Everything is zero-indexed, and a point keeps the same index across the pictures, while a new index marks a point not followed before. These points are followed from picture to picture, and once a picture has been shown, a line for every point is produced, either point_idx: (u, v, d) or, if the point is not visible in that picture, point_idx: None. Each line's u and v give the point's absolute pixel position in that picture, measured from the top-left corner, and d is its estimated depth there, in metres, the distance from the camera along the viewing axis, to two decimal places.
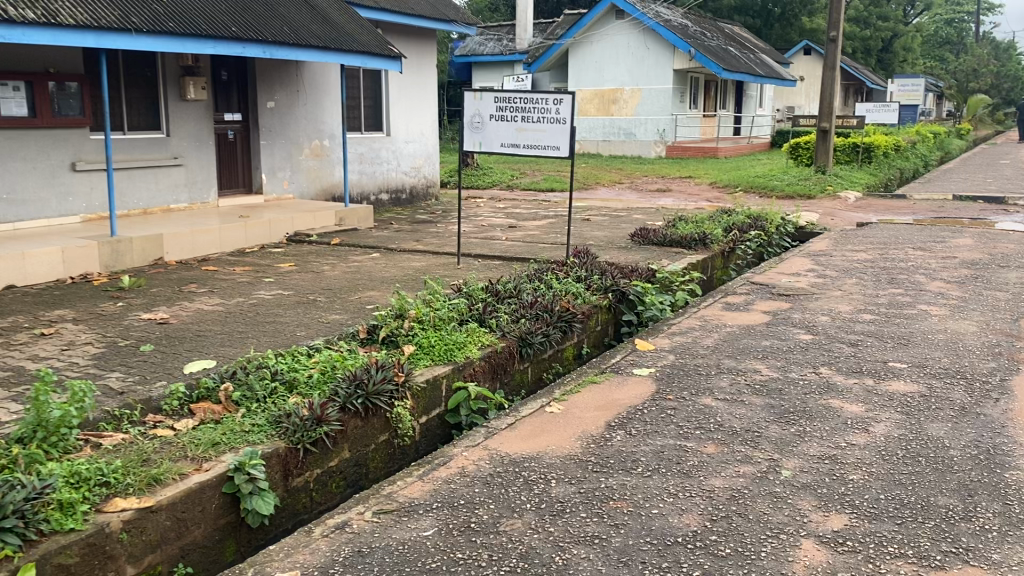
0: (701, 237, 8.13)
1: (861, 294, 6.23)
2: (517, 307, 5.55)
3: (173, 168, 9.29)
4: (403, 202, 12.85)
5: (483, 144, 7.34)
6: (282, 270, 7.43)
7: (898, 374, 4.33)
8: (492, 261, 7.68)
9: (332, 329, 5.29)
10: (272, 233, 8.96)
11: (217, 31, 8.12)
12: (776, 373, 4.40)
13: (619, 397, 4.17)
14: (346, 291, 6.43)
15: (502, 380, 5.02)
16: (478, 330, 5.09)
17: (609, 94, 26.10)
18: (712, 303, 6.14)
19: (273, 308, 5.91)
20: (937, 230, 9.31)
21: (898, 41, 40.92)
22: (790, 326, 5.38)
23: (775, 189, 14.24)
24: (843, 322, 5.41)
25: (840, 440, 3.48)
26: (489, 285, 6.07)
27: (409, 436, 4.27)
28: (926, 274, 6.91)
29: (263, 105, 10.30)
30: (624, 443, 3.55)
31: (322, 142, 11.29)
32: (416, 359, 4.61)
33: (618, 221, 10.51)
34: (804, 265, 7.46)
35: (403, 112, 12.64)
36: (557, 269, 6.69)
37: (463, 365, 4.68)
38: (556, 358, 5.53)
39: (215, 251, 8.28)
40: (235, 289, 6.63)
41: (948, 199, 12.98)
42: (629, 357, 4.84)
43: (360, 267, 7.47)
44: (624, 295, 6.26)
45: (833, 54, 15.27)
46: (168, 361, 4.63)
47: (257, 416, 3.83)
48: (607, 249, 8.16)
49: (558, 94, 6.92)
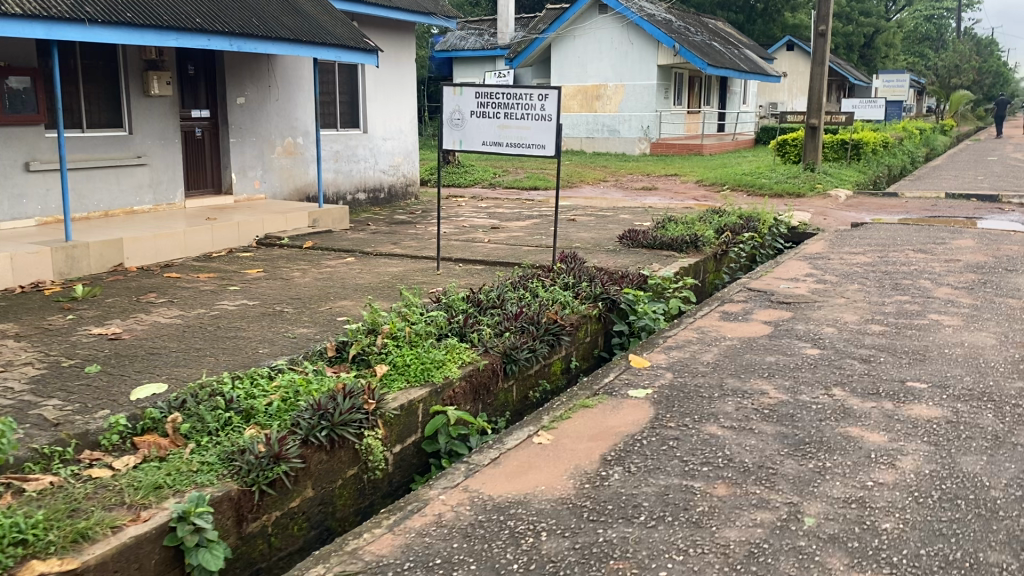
0: (692, 239, 7.75)
1: (865, 301, 5.86)
2: (501, 319, 5.13)
3: (136, 168, 8.80)
4: (380, 202, 12.40)
5: (463, 142, 6.92)
6: (250, 277, 6.96)
7: (919, 396, 3.94)
8: (473, 266, 7.26)
9: (298, 346, 4.85)
10: (240, 236, 8.49)
11: (179, 22, 7.63)
12: (785, 396, 4.01)
13: (614, 424, 3.77)
14: (316, 301, 5.97)
15: (485, 401, 4.60)
16: (459, 346, 4.66)
17: (593, 89, 25.70)
18: (709, 312, 5.74)
19: (236, 322, 5.45)
20: (935, 230, 8.97)
21: (881, 37, 41.29)
22: (795, 339, 4.99)
23: (763, 187, 13.90)
24: (851, 334, 5.03)
25: (867, 478, 3.09)
26: (470, 294, 5.63)
27: (381, 469, 3.85)
28: (931, 279, 6.55)
29: (232, 101, 9.81)
30: (623, 483, 3.14)
31: (295, 139, 10.81)
32: (391, 382, 4.18)
33: (604, 222, 10.12)
34: (801, 269, 7.10)
35: (380, 108, 12.17)
36: (542, 275, 6.27)
37: (441, 387, 4.26)
38: (543, 373, 5.13)
39: (179, 256, 7.81)
40: (197, 299, 6.17)
41: (941, 197, 12.67)
42: (624, 376, 4.42)
43: (333, 273, 7.03)
44: (614, 304, 5.89)
45: (821, 49, 14.92)
46: (114, 385, 4.18)
47: (208, 453, 3.39)
48: (594, 253, 7.76)
49: (543, 89, 6.48)
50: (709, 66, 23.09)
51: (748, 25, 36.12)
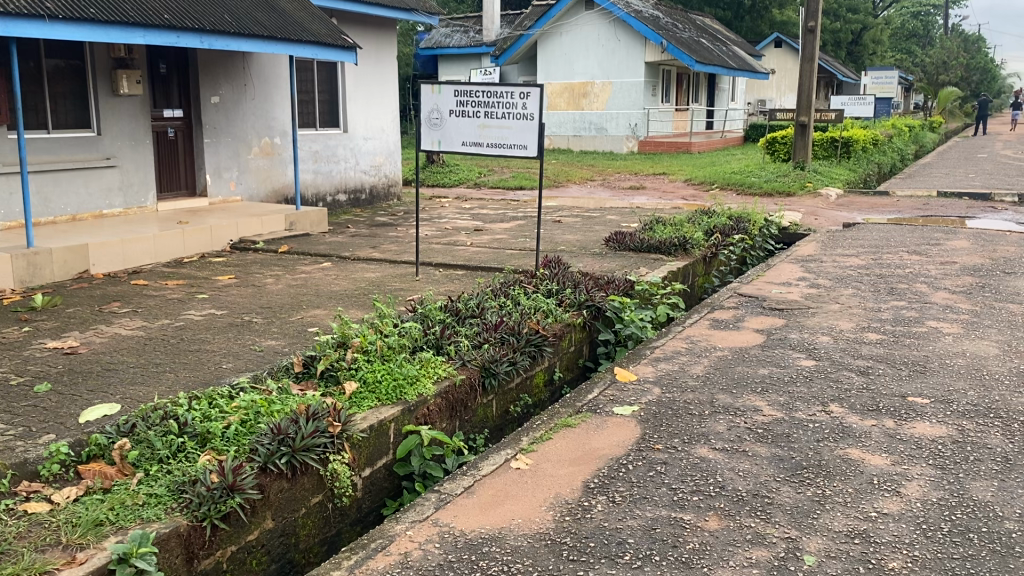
0: (681, 242, 7.52)
1: (860, 307, 5.64)
2: (480, 329, 4.88)
3: (105, 170, 8.49)
4: (362, 203, 12.13)
5: (443, 142, 6.66)
6: (220, 283, 6.69)
7: (921, 413, 3.71)
8: (454, 271, 7.00)
9: (265, 360, 4.58)
10: (213, 240, 8.20)
11: (147, 19, 7.33)
12: (780, 414, 3.77)
13: (598, 446, 3.52)
14: (287, 311, 5.70)
15: (462, 418, 4.35)
16: (434, 360, 4.40)
17: (580, 87, 25.46)
18: (698, 320, 5.50)
19: (200, 334, 5.17)
20: (929, 230, 8.77)
21: (869, 34, 40.79)
22: (789, 349, 4.75)
23: (753, 186, 13.69)
24: (847, 344, 4.79)
25: (870, 508, 2.85)
26: (448, 303, 5.37)
27: (349, 495, 3.59)
28: (928, 282, 6.33)
29: (206, 100, 9.51)
30: (607, 515, 2.89)
31: (272, 140, 10.52)
32: (360, 401, 3.92)
33: (591, 224, 9.88)
34: (794, 273, 6.87)
35: (361, 107, 11.88)
36: (525, 281, 6.02)
37: (415, 405, 4.00)
38: (525, 387, 4.88)
39: (149, 261, 7.53)
40: (163, 308, 5.89)
41: (932, 196, 12.49)
42: (609, 391, 4.16)
43: (308, 279, 6.75)
44: (600, 312, 5.65)
45: (810, 46, 14.70)
46: (63, 405, 3.90)
47: (157, 484, 3.12)
48: (579, 256, 7.52)
49: (524, 87, 6.20)
50: (697, 63, 22.86)
51: (736, 22, 35.90)
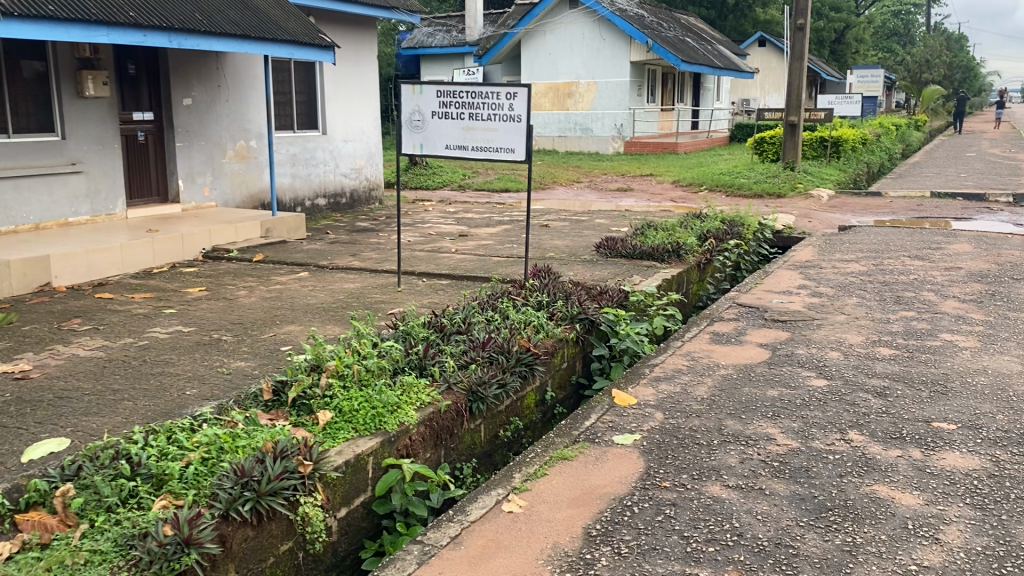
0: (675, 248, 7.21)
1: (868, 319, 5.33)
2: (466, 346, 4.53)
3: (71, 177, 8.08)
4: (342, 207, 11.76)
5: (425, 145, 6.31)
6: (190, 296, 6.30)
7: (950, 441, 3.40)
8: (438, 281, 6.64)
9: (234, 385, 4.22)
10: (185, 249, 7.80)
11: (111, 16, 6.92)
12: (796, 443, 3.45)
13: (598, 482, 3.19)
14: (260, 327, 5.33)
15: (448, 446, 4.01)
16: (417, 383, 4.05)
17: (564, 87, 25.15)
18: (698, 334, 5.18)
19: (165, 355, 4.79)
20: (928, 233, 8.49)
21: (852, 32, 40.78)
22: (797, 367, 4.43)
23: (742, 187, 13.42)
24: (859, 361, 4.48)
25: (909, 561, 2.53)
26: (432, 317, 5.02)
27: (322, 540, 3.25)
28: (935, 290, 6.05)
29: (178, 102, 9.12)
30: (613, 571, 2.56)
31: (247, 142, 10.13)
32: (335, 433, 3.59)
33: (579, 228, 9.55)
34: (793, 280, 6.57)
35: (340, 108, 11.50)
36: (513, 293, 5.67)
37: (395, 436, 3.67)
38: (515, 409, 4.54)
39: (115, 273, 7.13)
40: (126, 325, 5.50)
41: (925, 196, 12.25)
42: (608, 417, 3.83)
43: (282, 291, 6.38)
44: (593, 325, 5.32)
45: (800, 44, 14.38)
46: (7, 441, 3.52)
47: (102, 538, 2.75)
48: (569, 264, 7.19)
49: (511, 87, 5.84)
50: (683, 62, 22.59)
51: (720, 21, 35.66)
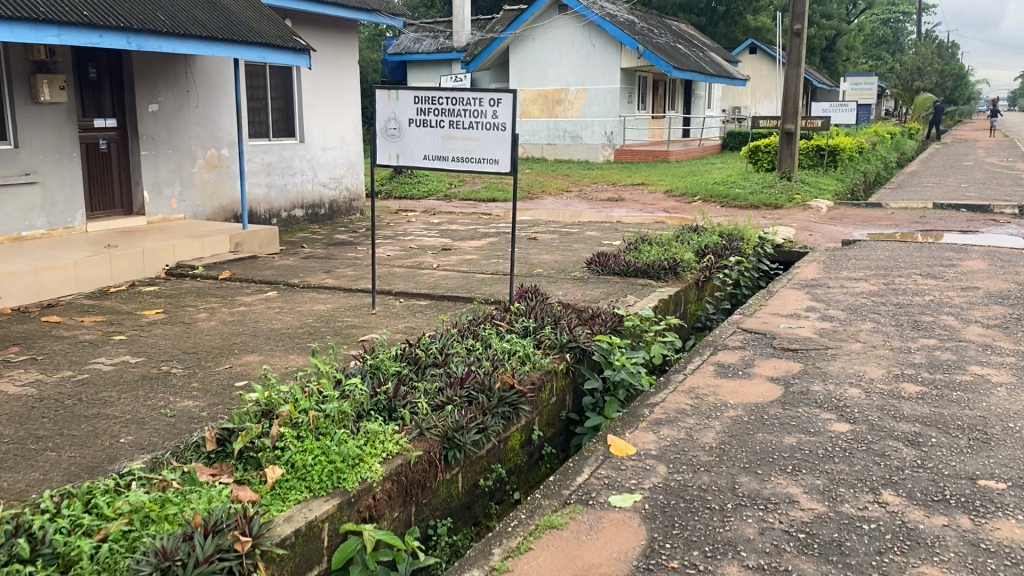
0: (671, 265, 6.72)
1: (887, 347, 4.85)
2: (442, 383, 4.02)
3: (25, 188, 7.53)
4: (320, 218, 11.25)
5: (401, 156, 5.81)
6: (144, 321, 5.77)
7: (1003, 506, 2.92)
8: (416, 302, 6.14)
9: (177, 431, 3.69)
10: (146, 265, 7.27)
11: (62, 15, 6.36)
12: (822, 508, 2.96)
13: (593, 558, 2.70)
14: (214, 359, 4.79)
15: (418, 502, 3.51)
16: (384, 429, 3.55)
17: (554, 94, 24.67)
18: (700, 365, 4.67)
19: (103, 393, 4.24)
20: (937, 249, 8.05)
21: (842, 40, 40.88)
22: (815, 408, 3.92)
23: (738, 198, 13.00)
24: (883, 400, 3.99)
25: None
26: (406, 347, 4.51)
27: None
28: (955, 313, 5.59)
29: (143, 108, 8.60)
30: None
31: (218, 151, 9.62)
32: (285, 494, 3.08)
33: (569, 241, 9.07)
34: (800, 301, 6.10)
35: (319, 114, 10.98)
36: (497, 317, 5.15)
37: (356, 496, 3.17)
38: (497, 455, 4.04)
39: (68, 293, 6.60)
40: (67, 354, 4.96)
41: (927, 208, 11.85)
42: (603, 471, 3.34)
43: (246, 314, 5.86)
44: (585, 354, 4.83)
45: (796, 49, 13.92)
46: None
47: None
48: (558, 282, 6.70)
49: (496, 92, 5.35)
50: (675, 69, 22.27)
51: (711, 28, 35.53)
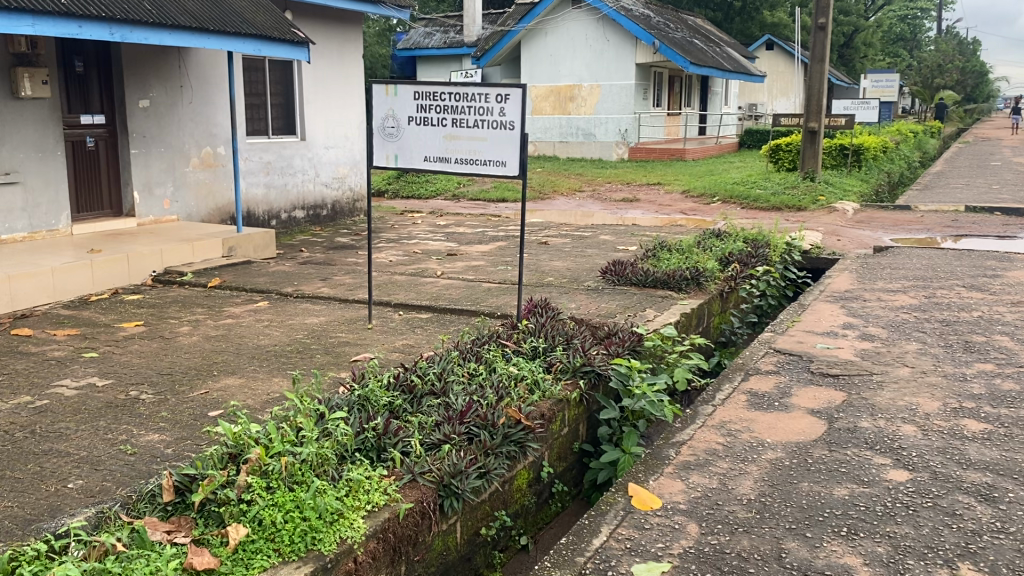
0: (693, 275, 6.21)
1: (940, 374, 4.33)
2: (439, 416, 3.53)
3: (5, 189, 7.08)
4: (322, 220, 10.79)
5: (400, 156, 5.33)
6: (121, 334, 5.32)
7: None
8: (416, 316, 5.66)
9: (132, 475, 3.21)
10: (132, 272, 6.82)
11: (38, 4, 5.88)
12: None
13: None
14: (190, 382, 4.32)
15: (408, 560, 3.02)
16: (369, 475, 3.07)
17: (567, 90, 24.14)
18: (730, 395, 4.15)
19: (61, 424, 3.78)
20: (979, 258, 7.49)
21: (860, 36, 40.03)
22: (866, 451, 3.41)
23: (759, 201, 12.43)
24: (944, 440, 3.48)
25: None
26: (399, 372, 4.02)
27: None
28: (1008, 333, 5.06)
29: (133, 104, 8.15)
30: None
31: (213, 149, 9.17)
32: (248, 560, 2.61)
33: (582, 246, 8.57)
34: (835, 317, 5.58)
35: (321, 110, 10.52)
36: (504, 336, 4.65)
37: (333, 560, 2.69)
38: (501, 499, 3.56)
39: (46, 301, 6.14)
40: (31, 374, 4.51)
41: (959, 211, 11.28)
42: (623, 532, 2.85)
43: (232, 328, 5.39)
44: (600, 380, 4.34)
45: (820, 44, 13.36)
46: None
47: None
48: (572, 293, 6.21)
49: (503, 88, 4.85)
50: (692, 65, 21.75)
51: (727, 24, 34.90)
